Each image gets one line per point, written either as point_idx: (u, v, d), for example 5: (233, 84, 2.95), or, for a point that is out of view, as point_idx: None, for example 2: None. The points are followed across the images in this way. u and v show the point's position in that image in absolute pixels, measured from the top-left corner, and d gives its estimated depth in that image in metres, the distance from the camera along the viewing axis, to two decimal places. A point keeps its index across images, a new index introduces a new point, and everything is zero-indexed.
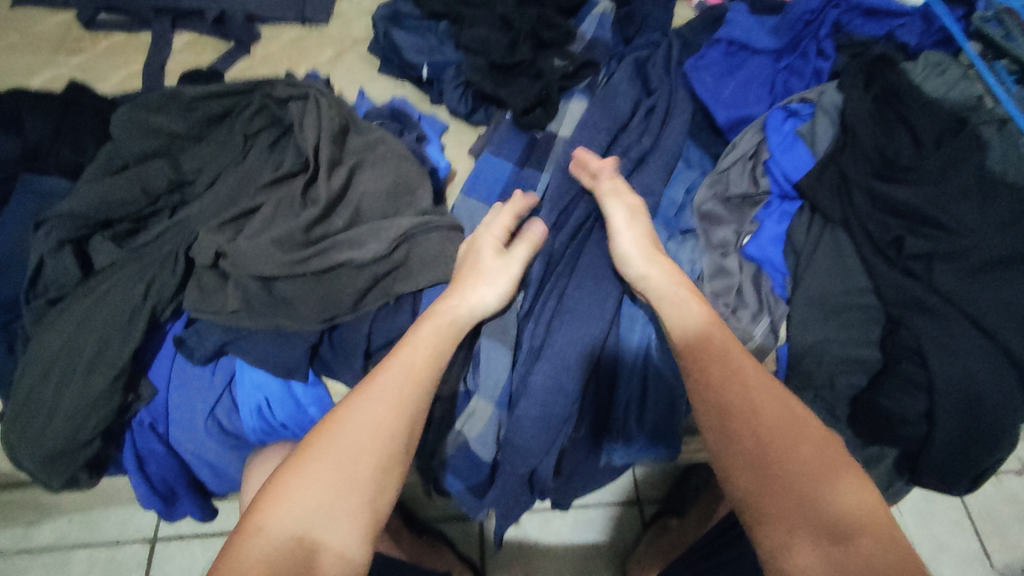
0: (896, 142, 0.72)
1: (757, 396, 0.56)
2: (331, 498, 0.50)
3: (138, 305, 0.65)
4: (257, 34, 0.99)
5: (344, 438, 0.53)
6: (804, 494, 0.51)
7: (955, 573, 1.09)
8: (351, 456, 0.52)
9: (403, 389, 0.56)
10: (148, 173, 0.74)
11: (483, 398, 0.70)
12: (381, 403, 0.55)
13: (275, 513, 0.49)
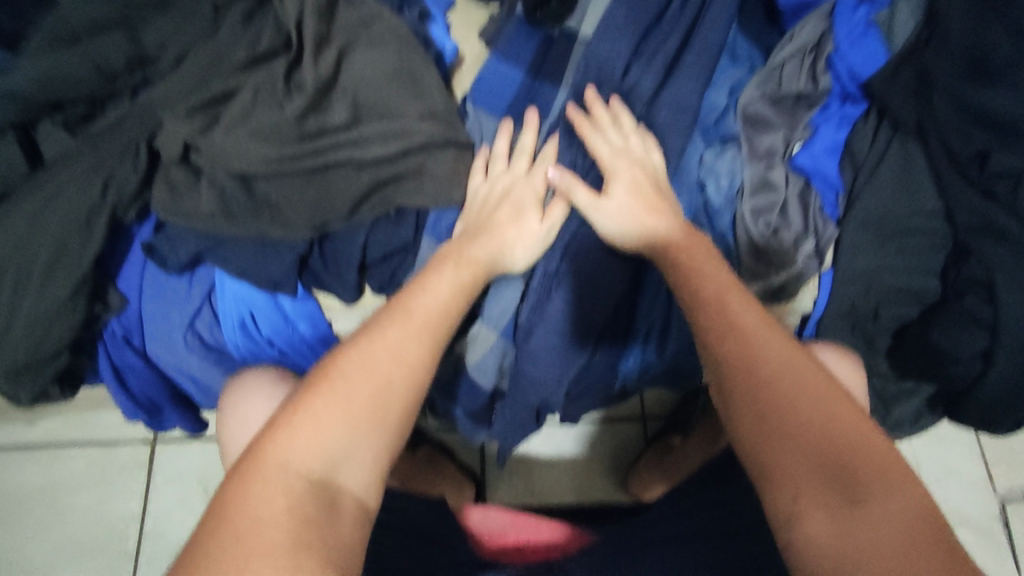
0: (997, 33, 0.60)
1: (749, 319, 0.45)
2: (352, 435, 0.40)
3: (97, 205, 0.57)
4: None
5: (367, 365, 0.42)
6: (812, 435, 0.40)
7: (957, 497, 1.08)
8: (377, 387, 0.41)
9: (431, 317, 0.46)
10: (98, 46, 0.62)
11: (487, 325, 0.64)
12: (415, 333, 0.44)
13: (287, 450, 0.39)
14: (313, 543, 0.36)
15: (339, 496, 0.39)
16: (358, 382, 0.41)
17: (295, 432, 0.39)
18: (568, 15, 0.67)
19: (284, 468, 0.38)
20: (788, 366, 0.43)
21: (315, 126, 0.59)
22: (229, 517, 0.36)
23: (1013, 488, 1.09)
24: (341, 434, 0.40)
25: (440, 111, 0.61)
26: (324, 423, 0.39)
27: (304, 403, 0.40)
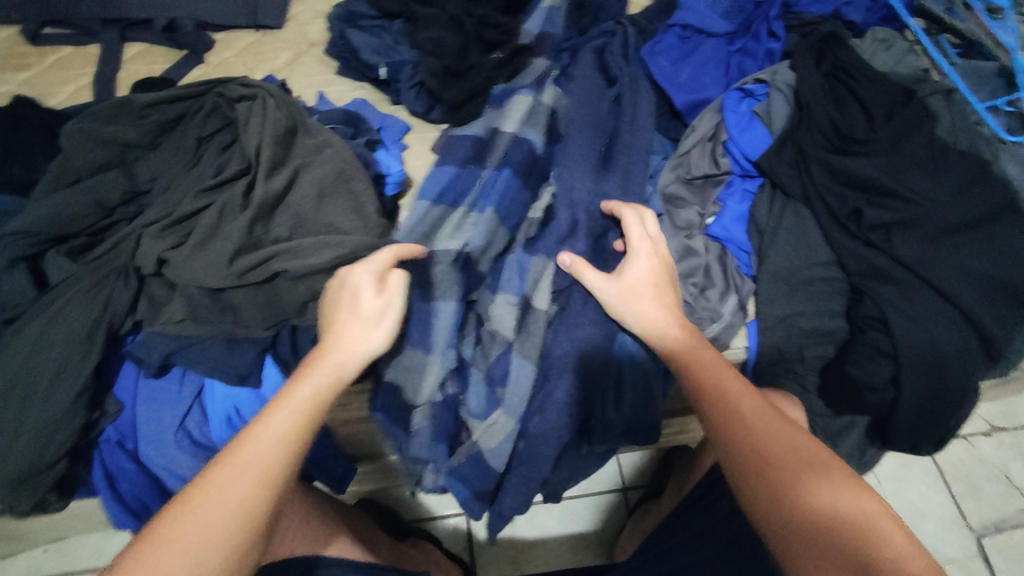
0: (849, 118, 0.74)
1: (769, 429, 0.50)
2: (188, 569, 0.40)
3: (97, 320, 0.63)
4: (209, 41, 0.98)
5: (212, 497, 0.43)
6: (815, 521, 0.44)
7: (933, 536, 1.12)
8: (220, 515, 0.43)
9: (286, 437, 0.48)
10: (102, 185, 0.72)
11: (506, 412, 0.69)
12: (274, 440, 0.47)
13: None
14: None
15: None
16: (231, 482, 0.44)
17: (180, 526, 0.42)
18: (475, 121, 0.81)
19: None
20: (802, 459, 0.47)
21: (258, 239, 0.67)
22: None
23: (985, 523, 1.13)
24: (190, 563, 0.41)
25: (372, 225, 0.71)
26: (207, 508, 0.43)
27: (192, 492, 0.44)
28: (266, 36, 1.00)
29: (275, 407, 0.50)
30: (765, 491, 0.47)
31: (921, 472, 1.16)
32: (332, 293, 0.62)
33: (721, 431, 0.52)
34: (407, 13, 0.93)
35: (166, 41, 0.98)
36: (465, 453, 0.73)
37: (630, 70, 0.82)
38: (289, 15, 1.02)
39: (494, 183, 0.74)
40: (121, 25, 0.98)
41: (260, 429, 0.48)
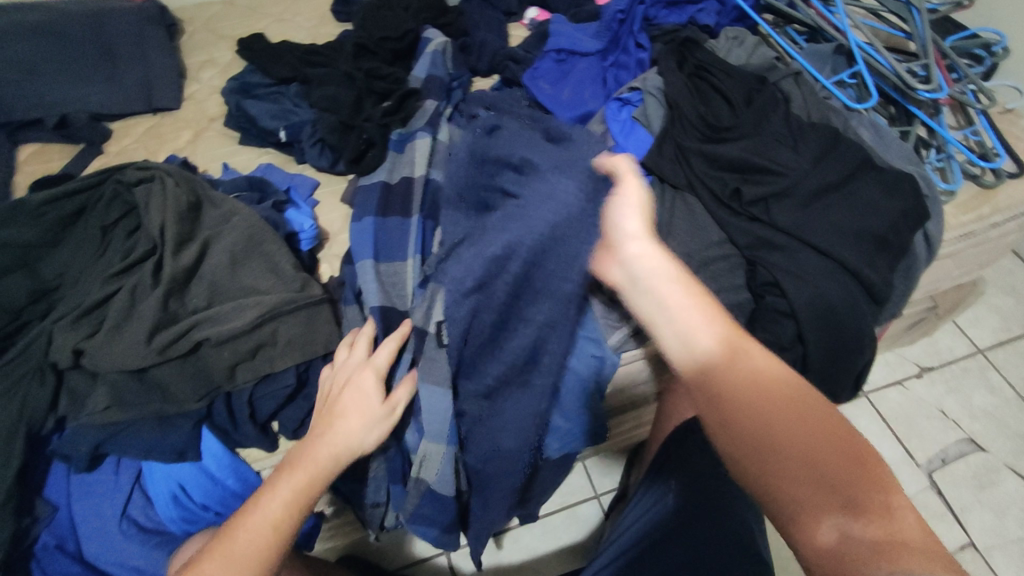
0: (715, 110, 0.81)
1: (825, 442, 0.45)
2: None
3: (15, 424, 0.62)
4: (107, 132, 0.99)
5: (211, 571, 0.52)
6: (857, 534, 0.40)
7: None
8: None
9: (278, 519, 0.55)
10: (6, 288, 0.71)
11: (432, 440, 0.70)
12: (257, 552, 0.53)
13: None
14: None
15: None
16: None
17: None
18: (376, 168, 0.84)
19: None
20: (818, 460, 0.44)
21: (173, 313, 0.68)
22: None
23: (931, 458, 1.20)
24: None
25: (291, 277, 0.72)
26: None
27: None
28: (164, 118, 1.02)
29: (259, 498, 0.56)
30: (825, 507, 0.42)
31: (867, 423, 1.23)
32: (338, 376, 0.66)
33: (759, 430, 0.46)
34: (300, 76, 0.97)
35: (61, 138, 0.99)
36: (416, 491, 0.73)
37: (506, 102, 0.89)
38: (185, 95, 1.05)
39: (393, 223, 0.78)
40: (12, 128, 0.98)
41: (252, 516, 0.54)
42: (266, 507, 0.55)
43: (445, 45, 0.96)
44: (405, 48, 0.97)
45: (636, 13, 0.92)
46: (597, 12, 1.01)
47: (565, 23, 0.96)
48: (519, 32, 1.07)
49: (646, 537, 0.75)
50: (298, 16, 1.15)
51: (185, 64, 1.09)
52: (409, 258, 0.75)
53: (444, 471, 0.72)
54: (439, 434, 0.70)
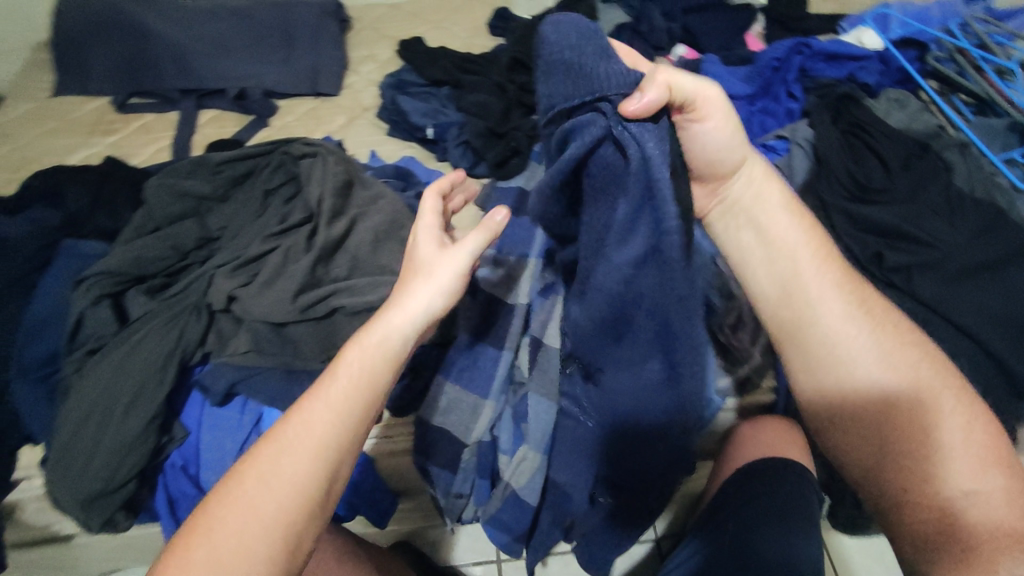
0: (867, 169, 0.79)
1: (908, 421, 0.56)
2: (269, 497, 0.48)
3: (171, 350, 0.70)
4: (275, 107, 1.09)
5: (290, 445, 0.50)
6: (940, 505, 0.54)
7: None
8: (299, 456, 0.50)
9: (348, 397, 0.52)
10: (179, 232, 0.81)
11: (531, 447, 0.72)
12: (313, 446, 0.50)
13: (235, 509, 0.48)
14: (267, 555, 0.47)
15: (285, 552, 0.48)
16: (279, 472, 0.49)
17: (203, 544, 0.46)
18: (516, 175, 0.89)
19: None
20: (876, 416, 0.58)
21: (317, 278, 0.74)
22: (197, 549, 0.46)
23: None
24: (277, 499, 0.48)
25: None
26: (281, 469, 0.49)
27: (217, 497, 0.48)
28: (323, 101, 1.11)
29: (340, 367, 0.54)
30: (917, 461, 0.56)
31: None
32: (428, 261, 0.58)
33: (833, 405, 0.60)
34: (453, 81, 1.03)
35: (235, 107, 1.10)
36: (502, 494, 0.75)
37: None
38: (345, 84, 1.13)
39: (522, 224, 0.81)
40: (198, 94, 1.10)
41: (330, 387, 0.53)
42: (315, 410, 0.51)
43: None
44: None
45: (792, 64, 0.92)
46: (750, 57, 1.00)
47: (716, 63, 0.97)
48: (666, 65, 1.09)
49: None
50: (456, 25, 1.22)
51: (349, 56, 1.18)
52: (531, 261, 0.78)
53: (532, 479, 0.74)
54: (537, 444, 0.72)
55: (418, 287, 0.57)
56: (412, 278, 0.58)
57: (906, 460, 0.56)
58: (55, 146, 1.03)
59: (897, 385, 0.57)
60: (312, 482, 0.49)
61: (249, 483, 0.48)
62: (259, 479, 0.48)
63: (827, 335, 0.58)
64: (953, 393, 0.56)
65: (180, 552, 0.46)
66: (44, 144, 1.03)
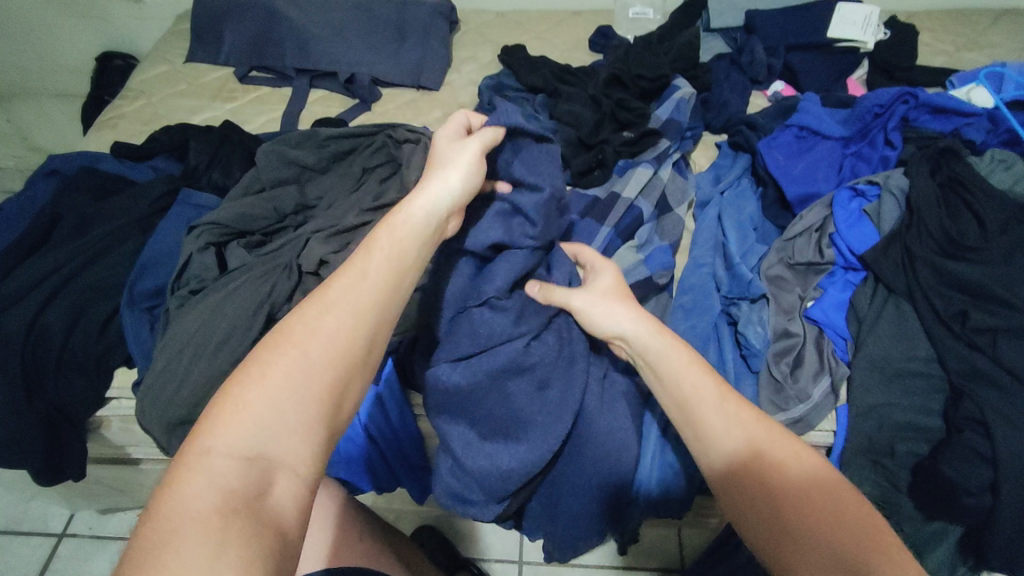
0: (961, 227, 0.77)
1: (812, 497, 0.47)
2: (284, 401, 0.42)
3: (263, 301, 0.76)
4: (379, 94, 1.16)
5: (303, 348, 0.44)
6: None
7: None
8: (316, 364, 0.44)
9: (369, 298, 0.48)
10: (280, 196, 0.88)
11: None
12: (329, 345, 0.45)
13: (224, 432, 0.40)
14: (259, 464, 0.40)
15: (273, 467, 0.41)
16: (289, 371, 0.43)
17: (252, 392, 0.42)
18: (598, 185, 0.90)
19: (210, 452, 0.40)
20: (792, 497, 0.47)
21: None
22: (175, 490, 0.38)
23: None
24: (291, 403, 0.42)
25: None
26: (281, 377, 0.43)
27: (268, 348, 0.45)
28: (424, 95, 1.17)
29: (357, 268, 0.50)
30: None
31: None
32: (439, 151, 0.63)
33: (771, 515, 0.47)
34: (550, 89, 1.07)
35: (344, 90, 1.18)
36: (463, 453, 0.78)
37: (731, 179, 0.93)
38: (445, 80, 1.19)
39: (585, 225, 0.82)
40: (312, 74, 1.19)
41: (337, 287, 0.48)
42: (363, 268, 0.50)
43: (692, 94, 1.00)
44: (651, 89, 1.03)
45: (895, 111, 0.91)
46: (851, 100, 1.00)
47: (816, 102, 0.96)
48: (760, 100, 1.09)
49: None
50: (557, 38, 1.27)
51: (453, 56, 1.24)
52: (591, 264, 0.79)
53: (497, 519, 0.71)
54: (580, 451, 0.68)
55: (433, 180, 0.59)
56: (429, 171, 0.61)
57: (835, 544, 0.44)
58: (182, 105, 1.13)
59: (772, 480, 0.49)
60: (335, 370, 0.45)
61: (295, 336, 0.45)
62: (309, 333, 0.45)
63: (712, 441, 0.52)
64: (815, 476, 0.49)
65: (229, 397, 0.42)
66: (172, 103, 1.14)
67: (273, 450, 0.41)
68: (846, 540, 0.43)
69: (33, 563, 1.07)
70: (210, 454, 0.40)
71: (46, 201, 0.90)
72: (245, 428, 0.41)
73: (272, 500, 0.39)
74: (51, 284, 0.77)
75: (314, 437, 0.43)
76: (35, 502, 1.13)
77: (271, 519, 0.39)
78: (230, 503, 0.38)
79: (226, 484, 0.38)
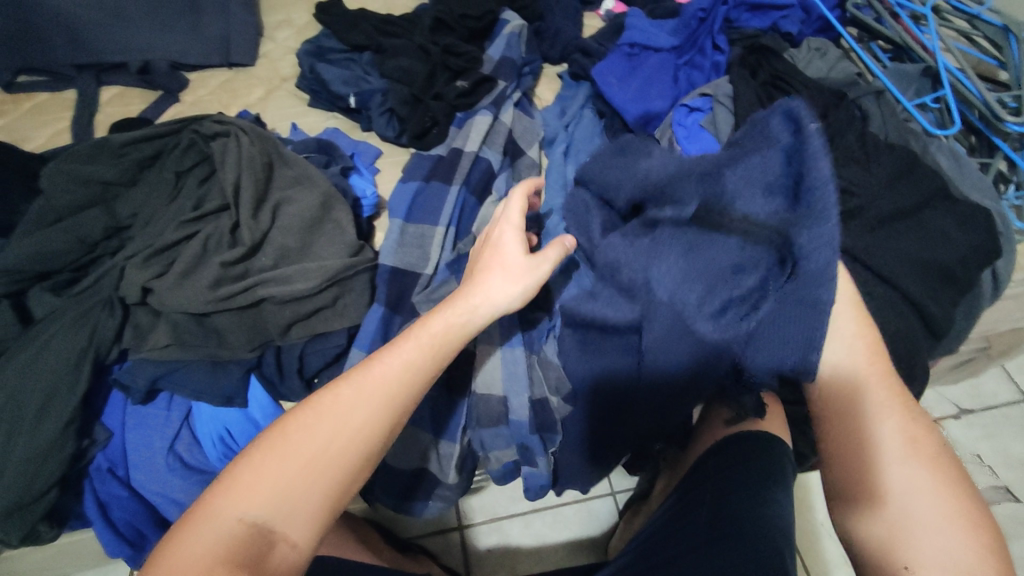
0: None
1: (847, 402, 0.55)
2: (287, 486, 0.45)
3: (83, 350, 0.66)
4: (184, 81, 1.02)
5: (322, 429, 0.47)
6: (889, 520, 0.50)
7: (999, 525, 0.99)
8: (327, 451, 0.47)
9: (396, 384, 0.51)
10: (83, 223, 0.75)
11: None
12: (337, 437, 0.47)
13: (235, 500, 0.44)
14: (259, 532, 0.43)
15: (276, 537, 0.44)
16: (298, 456, 0.46)
17: (258, 469, 0.45)
18: (436, 143, 0.87)
19: (221, 517, 0.43)
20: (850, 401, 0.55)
21: (240, 269, 0.70)
22: (181, 544, 0.42)
23: None
24: (290, 487, 0.45)
25: (350, 248, 0.74)
26: (281, 466, 0.45)
27: (292, 422, 0.48)
28: (238, 73, 1.04)
29: (395, 343, 0.53)
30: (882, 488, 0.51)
31: (983, 435, 1.06)
32: (490, 253, 0.61)
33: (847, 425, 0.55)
34: (374, 45, 0.99)
35: (141, 82, 1.02)
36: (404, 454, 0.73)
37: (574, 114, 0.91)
38: (260, 52, 1.06)
39: (432, 191, 0.79)
40: (97, 70, 1.02)
41: (383, 364, 0.51)
42: (396, 355, 0.52)
43: (522, 27, 0.97)
44: (480, 28, 0.97)
45: (718, 13, 0.91)
46: (677, 9, 0.99)
47: (641, 17, 0.96)
48: (594, 21, 1.06)
49: (649, 548, 0.65)
50: None
51: (264, 23, 1.11)
52: (438, 229, 0.76)
53: (453, 474, 0.74)
54: (505, 418, 0.73)
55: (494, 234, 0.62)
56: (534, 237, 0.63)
57: (857, 450, 0.53)
58: None
59: (853, 366, 0.55)
60: (347, 463, 0.47)
61: (316, 408, 0.48)
62: (321, 417, 0.48)
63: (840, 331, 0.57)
64: (888, 403, 0.54)
65: (245, 464, 0.46)
66: None
67: (279, 523, 0.44)
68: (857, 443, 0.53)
69: None
70: (215, 516, 0.43)
71: None
72: (250, 497, 0.44)
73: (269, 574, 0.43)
74: None
75: (315, 518, 0.46)
76: None
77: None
78: (231, 556, 0.41)
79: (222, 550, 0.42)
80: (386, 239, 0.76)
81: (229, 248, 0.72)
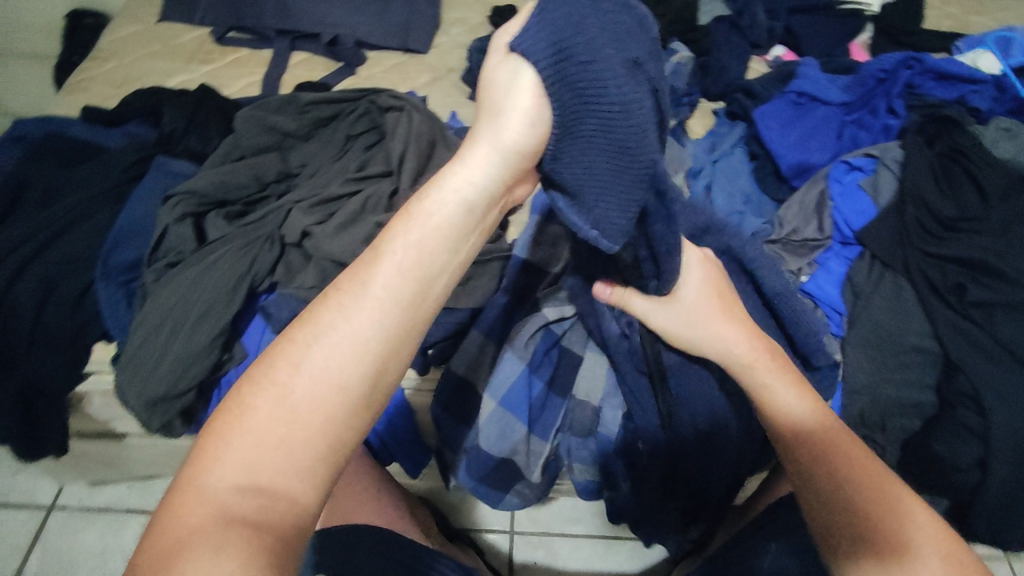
0: (961, 199, 0.76)
1: (832, 447, 0.53)
2: (275, 438, 0.40)
3: (243, 275, 0.73)
4: (364, 57, 1.11)
5: (301, 375, 0.42)
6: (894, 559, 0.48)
7: None
8: (311, 394, 0.42)
9: (371, 307, 0.44)
10: (261, 164, 0.83)
11: (490, 394, 0.73)
12: (319, 379, 0.42)
13: (219, 463, 0.40)
14: (256, 491, 0.39)
15: (275, 496, 0.40)
16: (284, 407, 0.41)
17: (243, 432, 0.41)
18: None
19: (208, 487, 0.39)
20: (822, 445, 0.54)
21: None
22: (176, 512, 0.39)
23: None
24: (279, 441, 0.40)
25: None
26: (270, 419, 0.41)
27: (263, 377, 0.42)
28: (411, 58, 1.12)
29: (366, 266, 0.46)
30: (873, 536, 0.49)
31: None
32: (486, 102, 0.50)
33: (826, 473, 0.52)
34: None
35: (327, 52, 1.12)
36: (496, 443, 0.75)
37: (725, 149, 0.91)
38: (434, 42, 1.14)
39: None
40: (293, 35, 1.13)
41: (348, 294, 0.45)
42: (365, 275, 0.45)
43: (689, 59, 0.98)
44: (647, 53, 0.99)
45: (899, 76, 0.88)
46: (853, 66, 0.96)
47: (815, 68, 0.94)
48: (760, 64, 1.05)
49: None
50: None
51: (442, 17, 1.19)
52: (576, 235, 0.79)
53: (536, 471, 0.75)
54: (594, 431, 0.73)
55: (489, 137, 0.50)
56: (478, 121, 0.50)
57: (838, 495, 0.51)
58: (157, 68, 1.08)
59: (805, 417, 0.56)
60: (337, 394, 0.42)
61: (295, 360, 0.43)
62: (290, 379, 0.42)
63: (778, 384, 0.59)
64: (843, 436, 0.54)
65: (227, 428, 0.41)
66: (147, 66, 1.09)
67: (273, 478, 0.40)
68: (853, 493, 0.51)
69: (22, 535, 1.07)
70: (203, 485, 0.39)
71: (14, 170, 0.86)
72: (238, 458, 0.40)
73: (281, 532, 0.39)
74: (20, 255, 0.75)
75: (316, 463, 0.41)
76: (22, 476, 1.12)
77: (275, 535, 0.38)
78: (227, 518, 0.38)
79: (225, 509, 0.38)
80: (523, 232, 0.78)
81: (384, 212, 0.77)
